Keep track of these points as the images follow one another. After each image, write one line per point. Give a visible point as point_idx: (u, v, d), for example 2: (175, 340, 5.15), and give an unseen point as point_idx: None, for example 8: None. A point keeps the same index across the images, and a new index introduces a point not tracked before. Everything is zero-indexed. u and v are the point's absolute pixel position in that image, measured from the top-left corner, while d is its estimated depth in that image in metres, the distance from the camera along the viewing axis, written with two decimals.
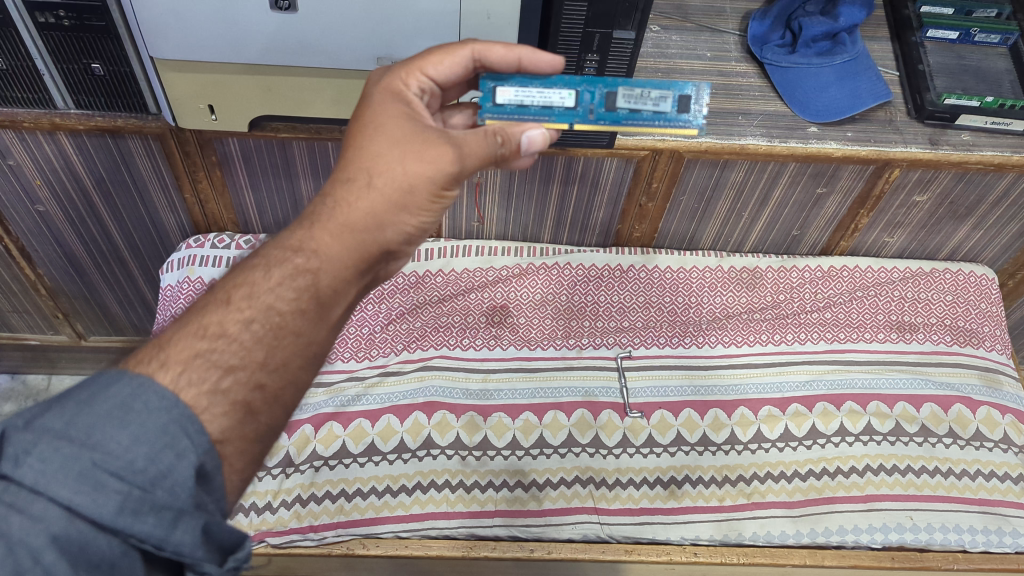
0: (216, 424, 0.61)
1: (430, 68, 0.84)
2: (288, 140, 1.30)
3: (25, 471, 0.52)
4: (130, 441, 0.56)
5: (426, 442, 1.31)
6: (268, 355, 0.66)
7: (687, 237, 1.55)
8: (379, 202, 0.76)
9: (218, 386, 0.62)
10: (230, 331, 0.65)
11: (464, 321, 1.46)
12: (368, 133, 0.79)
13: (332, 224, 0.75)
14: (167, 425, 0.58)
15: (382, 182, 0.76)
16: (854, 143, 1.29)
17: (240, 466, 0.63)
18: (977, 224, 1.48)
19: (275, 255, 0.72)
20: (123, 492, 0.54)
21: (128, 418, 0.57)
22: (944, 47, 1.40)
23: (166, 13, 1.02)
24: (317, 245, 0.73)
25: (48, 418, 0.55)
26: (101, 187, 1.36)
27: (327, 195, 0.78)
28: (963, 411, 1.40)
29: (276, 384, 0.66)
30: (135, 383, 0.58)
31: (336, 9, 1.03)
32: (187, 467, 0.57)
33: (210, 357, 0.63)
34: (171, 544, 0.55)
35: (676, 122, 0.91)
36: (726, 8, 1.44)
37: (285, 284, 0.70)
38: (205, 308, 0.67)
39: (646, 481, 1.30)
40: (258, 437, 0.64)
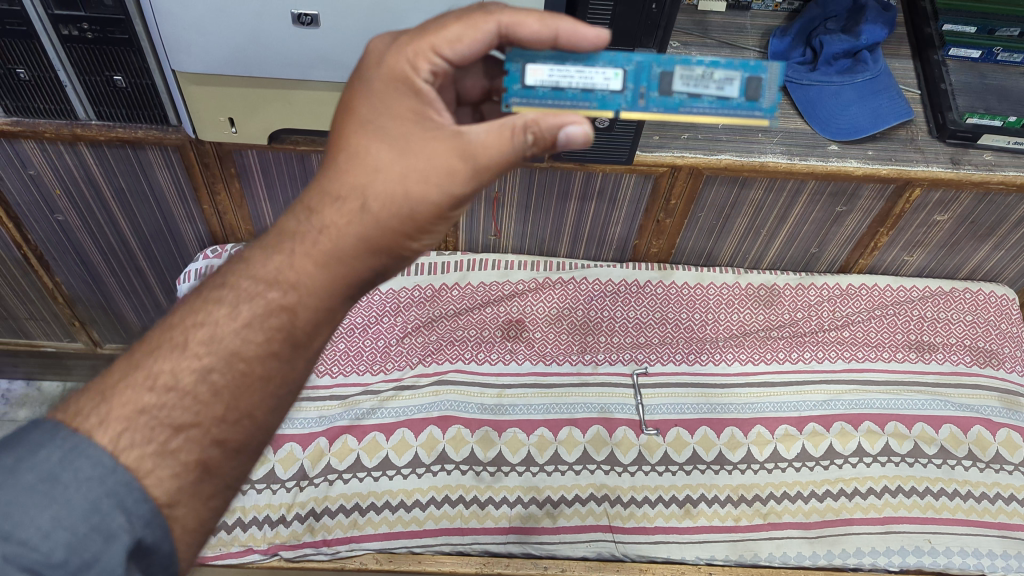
0: (161, 488, 0.57)
1: (445, 48, 0.69)
2: (308, 153, 1.30)
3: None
4: (51, 524, 0.53)
5: (440, 457, 1.30)
6: (226, 411, 0.60)
7: (704, 253, 1.54)
8: (372, 228, 0.68)
9: (167, 446, 0.58)
10: (183, 384, 0.59)
11: (480, 335, 1.46)
12: (366, 137, 0.70)
13: (319, 250, 0.67)
14: (99, 501, 0.55)
15: (378, 206, 0.68)
16: (874, 162, 1.28)
17: (192, 526, 0.59)
18: (998, 244, 1.47)
19: (246, 289, 0.64)
20: None
21: (50, 496, 0.54)
22: (966, 65, 1.40)
23: (186, 28, 1.03)
24: (296, 275, 0.66)
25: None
26: (121, 197, 1.36)
27: (314, 210, 0.69)
28: (983, 433, 1.39)
29: (236, 437, 0.61)
30: (69, 446, 0.55)
31: (357, 25, 1.03)
32: (117, 553, 0.54)
33: (156, 416, 0.58)
34: None
35: (744, 109, 0.78)
36: (746, 24, 1.44)
37: (255, 325, 0.62)
38: (157, 346, 0.60)
39: (662, 500, 1.29)
40: (217, 492, 0.61)
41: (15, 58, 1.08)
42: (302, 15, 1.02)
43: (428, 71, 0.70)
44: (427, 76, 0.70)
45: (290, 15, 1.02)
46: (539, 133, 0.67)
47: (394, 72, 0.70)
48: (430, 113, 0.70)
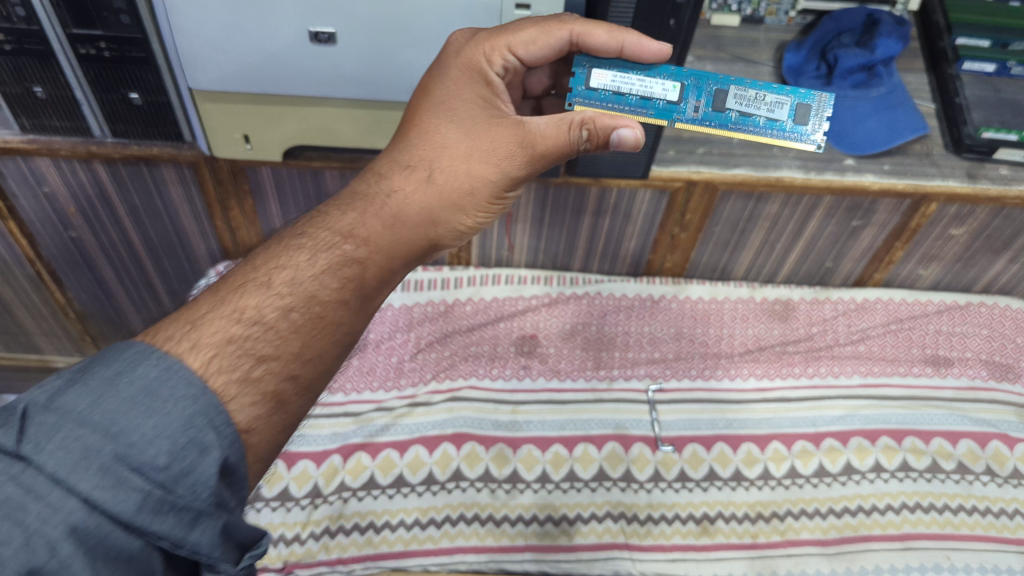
0: (242, 414, 0.59)
1: (519, 48, 0.83)
2: (321, 169, 1.30)
3: (47, 457, 0.50)
4: (154, 433, 0.54)
5: (454, 474, 1.30)
6: (302, 346, 0.65)
7: (718, 268, 1.54)
8: (434, 197, 0.80)
9: (249, 375, 0.61)
10: (268, 318, 0.64)
11: (494, 350, 1.46)
12: (441, 114, 0.82)
13: (387, 211, 0.78)
14: (192, 417, 0.56)
15: (442, 179, 0.80)
16: (891, 176, 1.27)
17: (261, 454, 0.62)
18: (1013, 258, 1.46)
19: (324, 241, 0.72)
20: (144, 491, 0.52)
21: (152, 407, 0.55)
22: (980, 79, 1.38)
23: (204, 46, 1.02)
24: (368, 232, 0.76)
25: (69, 398, 0.53)
26: (134, 213, 1.36)
27: (386, 175, 0.81)
28: (1000, 448, 1.38)
29: (309, 374, 0.66)
30: (162, 366, 0.57)
31: (374, 42, 1.03)
32: (210, 465, 0.55)
33: (244, 345, 0.62)
34: (189, 543, 0.54)
35: (789, 132, 0.89)
36: (760, 39, 1.44)
37: (329, 273, 0.70)
38: (242, 288, 0.65)
39: (679, 517, 1.28)
40: (286, 427, 0.64)
41: (31, 76, 1.07)
42: (319, 33, 1.01)
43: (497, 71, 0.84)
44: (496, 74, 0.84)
45: (307, 33, 1.01)
46: (595, 123, 0.79)
47: (472, 66, 0.83)
48: (498, 104, 0.83)
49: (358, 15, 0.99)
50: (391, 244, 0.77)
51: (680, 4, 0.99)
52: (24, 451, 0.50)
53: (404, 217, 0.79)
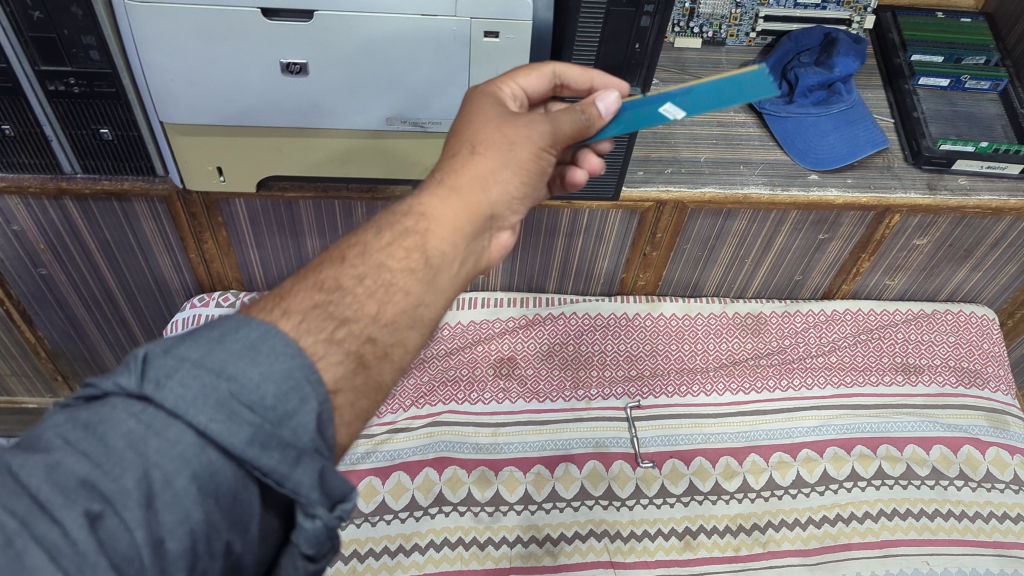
0: (330, 373, 0.58)
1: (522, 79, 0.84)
2: (295, 201, 1.31)
3: (167, 394, 0.52)
4: (261, 377, 0.54)
5: (437, 499, 1.30)
6: (379, 309, 0.63)
7: (690, 284, 1.55)
8: (484, 165, 0.73)
9: (334, 336, 0.59)
10: (347, 285, 0.63)
11: (473, 373, 1.46)
12: (468, 118, 0.77)
13: (439, 191, 0.72)
14: (292, 370, 0.56)
15: (484, 149, 0.73)
16: (854, 190, 1.31)
17: (349, 419, 0.60)
18: (976, 266, 1.49)
19: (386, 219, 0.69)
20: (255, 425, 0.53)
21: (257, 358, 0.55)
22: (936, 94, 1.43)
23: (176, 79, 1.03)
24: (427, 209, 0.70)
25: (185, 348, 0.54)
26: (106, 249, 1.35)
27: (434, 172, 0.75)
28: (972, 452, 1.41)
29: (388, 340, 0.64)
30: (262, 329, 0.57)
31: (346, 74, 1.04)
32: (311, 413, 0.56)
33: (328, 309, 0.61)
34: (291, 481, 0.53)
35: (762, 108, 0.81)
36: (723, 60, 1.47)
37: (395, 244, 0.67)
38: (320, 265, 0.65)
39: (661, 533, 1.29)
40: (368, 391, 0.61)
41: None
42: (291, 64, 1.03)
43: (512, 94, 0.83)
44: (510, 94, 0.83)
45: (278, 64, 1.02)
46: (590, 109, 0.77)
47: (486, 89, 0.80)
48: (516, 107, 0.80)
49: (333, 44, 1.01)
50: (447, 218, 0.70)
51: (644, 28, 1.03)
52: (145, 390, 0.52)
53: (453, 188, 0.72)
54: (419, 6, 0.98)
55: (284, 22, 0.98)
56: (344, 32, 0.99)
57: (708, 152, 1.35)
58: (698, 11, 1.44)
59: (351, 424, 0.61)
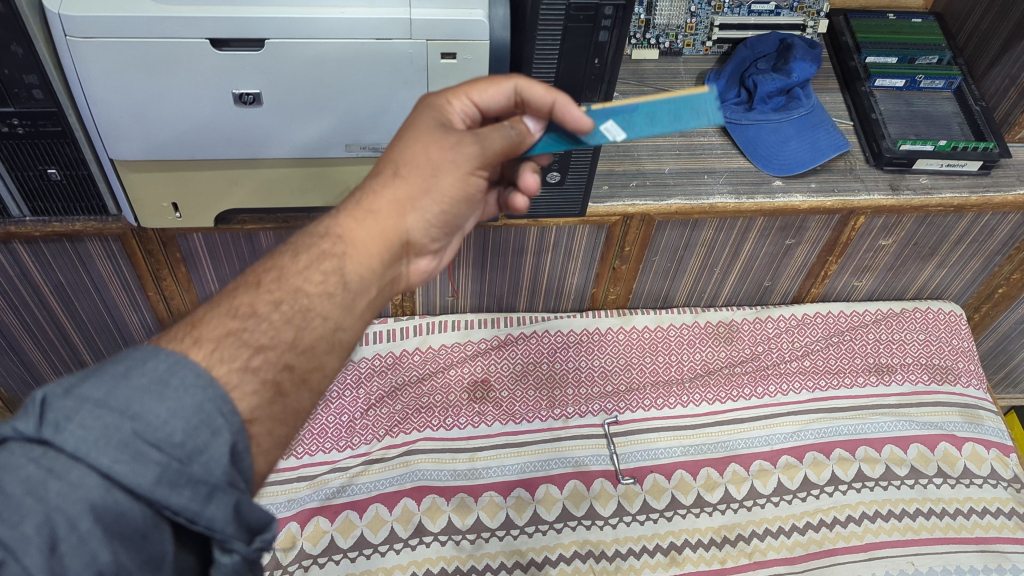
0: (245, 403, 0.59)
1: (477, 94, 0.80)
2: (256, 231, 1.27)
3: (66, 438, 0.51)
4: (168, 415, 0.54)
5: (416, 530, 1.27)
6: (296, 336, 0.64)
7: (661, 295, 1.53)
8: (402, 190, 0.74)
9: (248, 364, 0.60)
10: (261, 311, 0.63)
11: (446, 399, 1.43)
12: (402, 133, 0.77)
13: (356, 211, 0.73)
14: (203, 403, 0.56)
15: (407, 171, 0.74)
16: (818, 195, 1.31)
17: (268, 447, 0.61)
18: (941, 263, 1.51)
19: (303, 241, 0.70)
20: (162, 463, 0.52)
21: (165, 393, 0.55)
22: (892, 95, 1.44)
23: (122, 116, 1.00)
24: (343, 230, 0.72)
25: (86, 387, 0.53)
26: (60, 292, 1.31)
27: (358, 190, 0.76)
28: (949, 449, 1.42)
29: (306, 366, 0.64)
30: (171, 360, 0.57)
31: (296, 102, 1.02)
32: (222, 445, 0.55)
33: (241, 336, 0.61)
34: (204, 518, 0.53)
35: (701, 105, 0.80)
36: (681, 69, 1.47)
37: (312, 267, 0.68)
38: (234, 290, 0.65)
39: (646, 550, 1.28)
40: (286, 419, 0.62)
41: None
42: (244, 95, 1.00)
43: (463, 112, 0.80)
44: (460, 111, 0.80)
45: (232, 96, 0.99)
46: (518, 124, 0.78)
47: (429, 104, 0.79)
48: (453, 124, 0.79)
49: (282, 71, 0.98)
50: (365, 240, 0.72)
51: (602, 43, 1.02)
52: (44, 434, 0.51)
53: (371, 211, 0.73)
54: (373, 30, 0.96)
55: (237, 52, 0.95)
56: (292, 60, 0.97)
57: (674, 163, 1.34)
58: (653, 23, 1.44)
59: (270, 451, 0.61)
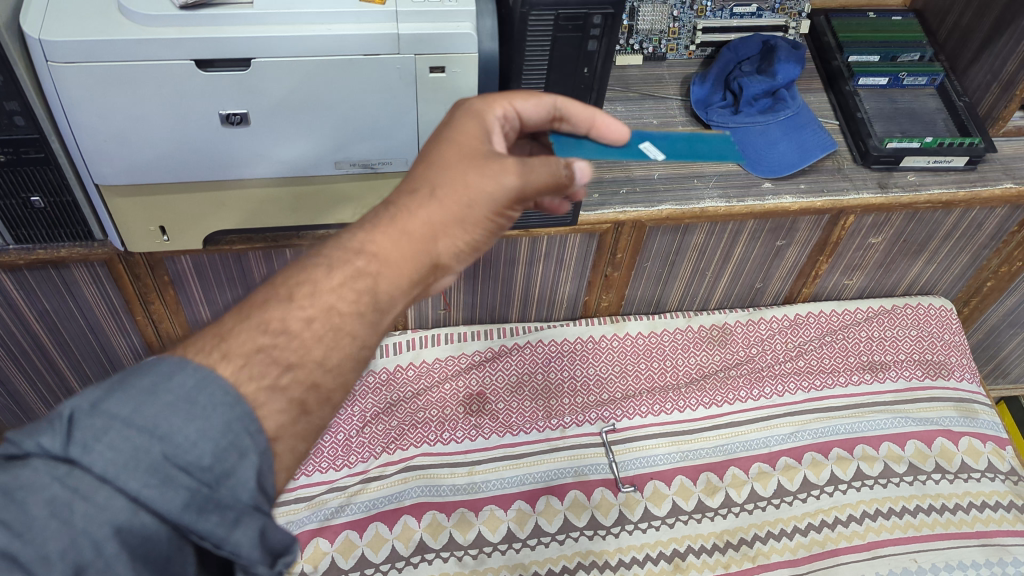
0: (271, 421, 0.59)
1: (519, 102, 0.82)
2: (244, 253, 1.25)
3: (95, 458, 0.52)
4: (196, 436, 0.55)
5: (418, 547, 1.26)
6: (325, 355, 0.64)
7: (653, 300, 1.53)
8: (437, 213, 0.73)
9: (277, 383, 0.60)
10: (293, 328, 0.63)
11: (442, 413, 1.41)
12: (442, 146, 0.77)
13: (391, 228, 0.71)
14: (231, 422, 0.57)
15: (444, 194, 0.73)
16: (808, 196, 1.31)
17: (287, 465, 0.61)
18: (930, 259, 1.51)
19: (337, 256, 0.68)
20: (192, 488, 0.54)
21: (193, 412, 0.56)
22: (875, 93, 1.44)
23: (107, 140, 0.98)
24: (378, 247, 0.70)
25: (113, 403, 0.54)
26: (46, 320, 1.29)
27: (389, 204, 0.74)
28: (946, 444, 1.42)
29: (331, 385, 0.64)
30: (198, 375, 0.57)
31: (289, 123, 1.01)
32: (250, 468, 0.56)
33: (272, 353, 0.61)
34: (230, 543, 0.54)
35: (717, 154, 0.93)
36: (665, 75, 1.47)
37: (346, 285, 0.67)
38: (266, 302, 0.64)
39: (650, 558, 1.28)
40: (308, 435, 0.63)
41: None
42: (231, 115, 0.98)
43: (503, 115, 0.82)
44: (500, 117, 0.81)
45: (219, 116, 0.98)
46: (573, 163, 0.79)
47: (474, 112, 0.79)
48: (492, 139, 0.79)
49: (273, 92, 0.97)
50: (399, 260, 0.70)
51: (591, 52, 1.01)
52: (71, 454, 0.52)
53: (407, 231, 0.71)
54: (360, 46, 0.95)
55: (222, 73, 0.94)
56: (282, 80, 0.96)
57: (663, 168, 1.34)
58: (636, 28, 1.43)
59: (290, 468, 0.62)
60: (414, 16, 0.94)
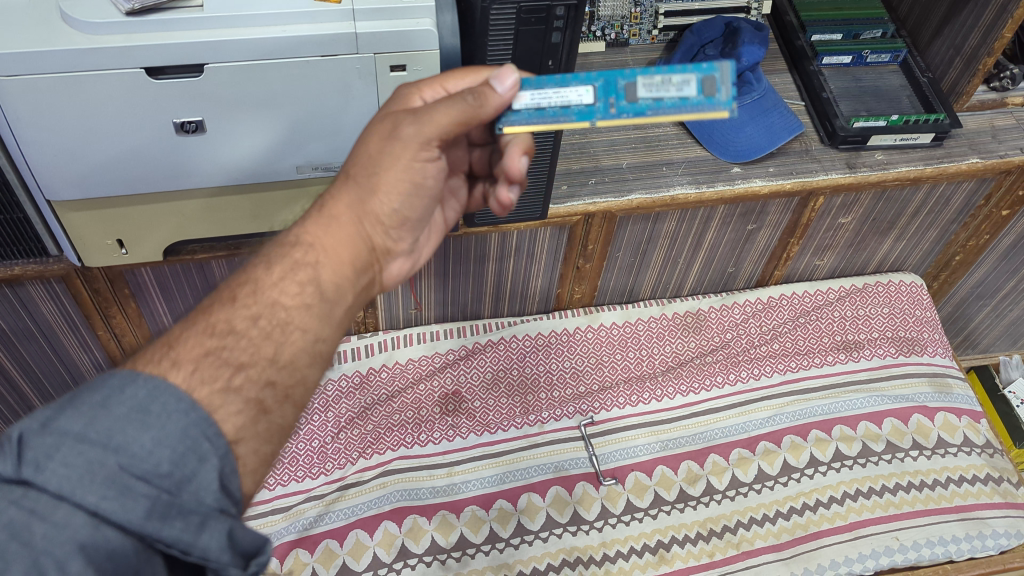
0: (229, 424, 0.61)
1: (452, 84, 0.82)
2: (207, 261, 1.21)
3: (49, 476, 0.53)
4: (152, 444, 0.56)
5: (401, 553, 1.24)
6: (276, 351, 0.66)
7: (626, 290, 1.52)
8: (356, 191, 0.75)
9: (230, 384, 0.62)
10: (239, 328, 0.65)
11: (418, 415, 1.39)
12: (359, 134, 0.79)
13: (321, 220, 0.75)
14: (187, 429, 0.58)
15: (355, 170, 0.76)
16: (778, 177, 1.30)
17: (253, 466, 0.62)
18: (899, 236, 1.52)
19: (275, 253, 0.72)
20: (151, 496, 0.55)
21: (148, 422, 0.57)
22: (838, 71, 1.44)
23: (59, 153, 0.94)
24: (313, 238, 0.73)
25: (64, 420, 0.55)
26: (3, 339, 1.24)
27: (324, 197, 0.78)
28: (922, 420, 1.43)
29: (287, 381, 0.66)
30: (150, 385, 0.58)
31: (244, 131, 0.98)
32: (210, 471, 0.58)
33: (221, 355, 0.63)
34: (198, 548, 0.55)
35: (704, 107, 0.78)
36: (629, 60, 1.45)
37: (287, 278, 0.70)
38: (210, 307, 0.67)
39: (635, 550, 1.27)
40: (271, 436, 0.64)
41: None
42: (185, 123, 0.95)
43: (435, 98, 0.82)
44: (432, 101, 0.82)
45: (173, 124, 0.94)
46: (483, 95, 0.72)
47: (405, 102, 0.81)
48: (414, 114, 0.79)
49: (222, 97, 0.93)
50: (336, 248, 0.74)
51: (555, 44, 0.99)
52: (24, 475, 0.53)
53: (333, 216, 0.75)
54: (319, 48, 0.92)
55: (172, 81, 0.90)
56: (230, 84, 0.92)
57: (629, 156, 1.32)
58: (598, 14, 1.40)
59: (256, 470, 0.63)
60: (370, 14, 0.91)
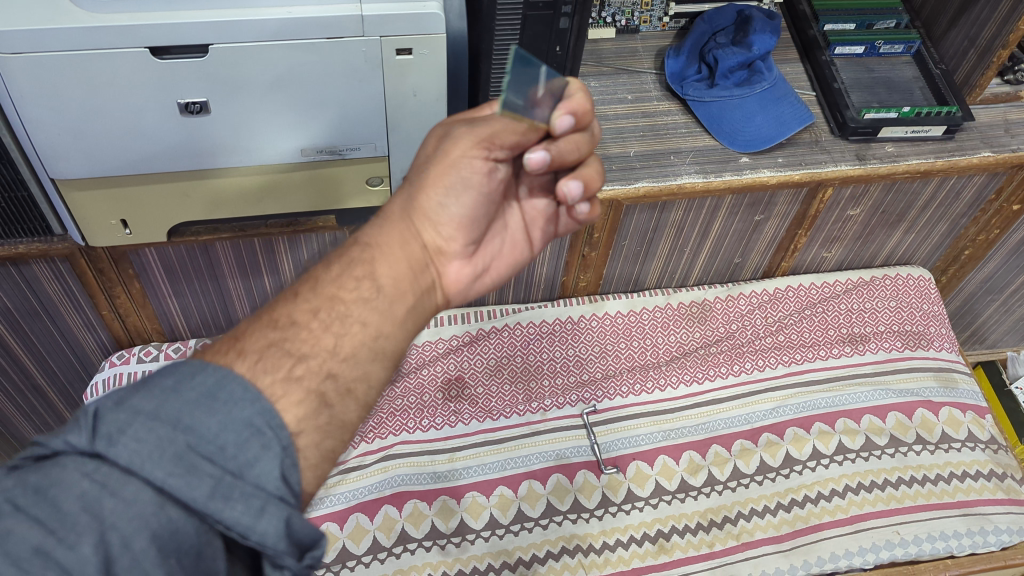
0: (291, 414, 0.61)
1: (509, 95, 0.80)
2: (211, 244, 1.21)
3: (121, 450, 0.54)
4: (219, 427, 0.57)
5: (401, 537, 1.24)
6: (337, 344, 0.66)
7: (631, 279, 1.51)
8: (413, 191, 0.77)
9: (292, 374, 0.62)
10: (301, 321, 0.66)
11: (421, 400, 1.39)
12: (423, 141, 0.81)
13: (382, 220, 0.77)
14: (252, 418, 0.59)
15: (415, 175, 0.78)
16: (786, 168, 1.29)
17: (314, 461, 0.62)
18: (909, 229, 1.51)
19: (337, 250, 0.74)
20: (216, 476, 0.56)
21: (215, 407, 0.58)
22: (852, 62, 1.42)
23: (63, 133, 0.94)
24: (371, 238, 0.75)
25: (138, 399, 0.57)
26: (8, 319, 1.24)
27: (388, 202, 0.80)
28: (927, 415, 1.43)
29: (349, 375, 0.66)
30: (218, 374, 0.59)
31: (262, 115, 0.98)
32: (272, 460, 0.58)
33: (284, 346, 0.64)
34: (256, 533, 0.55)
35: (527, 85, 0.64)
36: (639, 47, 1.44)
37: (345, 275, 0.71)
38: (273, 304, 0.68)
39: (634, 539, 1.27)
40: (333, 430, 0.63)
41: None
42: (189, 104, 0.94)
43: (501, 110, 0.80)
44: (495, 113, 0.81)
45: (177, 105, 0.94)
46: None
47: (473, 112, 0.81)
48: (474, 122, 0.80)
49: (232, 82, 0.93)
50: (390, 248, 0.74)
51: (563, 29, 1.00)
52: (97, 447, 0.54)
53: (389, 218, 0.77)
54: (325, 29, 0.91)
55: (176, 61, 0.90)
56: (239, 66, 0.92)
57: (637, 143, 1.31)
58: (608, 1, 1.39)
59: (317, 465, 0.62)
60: None
